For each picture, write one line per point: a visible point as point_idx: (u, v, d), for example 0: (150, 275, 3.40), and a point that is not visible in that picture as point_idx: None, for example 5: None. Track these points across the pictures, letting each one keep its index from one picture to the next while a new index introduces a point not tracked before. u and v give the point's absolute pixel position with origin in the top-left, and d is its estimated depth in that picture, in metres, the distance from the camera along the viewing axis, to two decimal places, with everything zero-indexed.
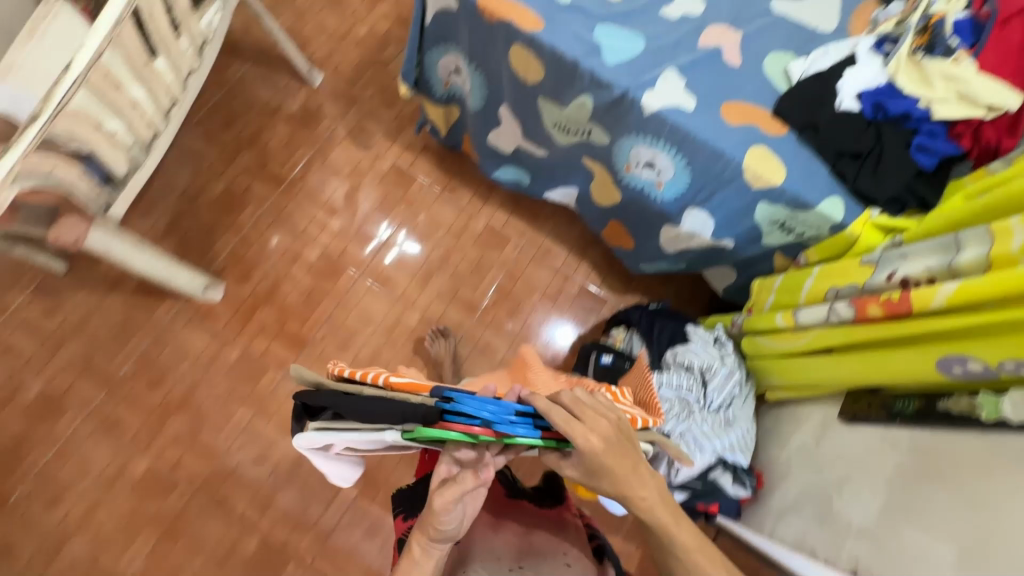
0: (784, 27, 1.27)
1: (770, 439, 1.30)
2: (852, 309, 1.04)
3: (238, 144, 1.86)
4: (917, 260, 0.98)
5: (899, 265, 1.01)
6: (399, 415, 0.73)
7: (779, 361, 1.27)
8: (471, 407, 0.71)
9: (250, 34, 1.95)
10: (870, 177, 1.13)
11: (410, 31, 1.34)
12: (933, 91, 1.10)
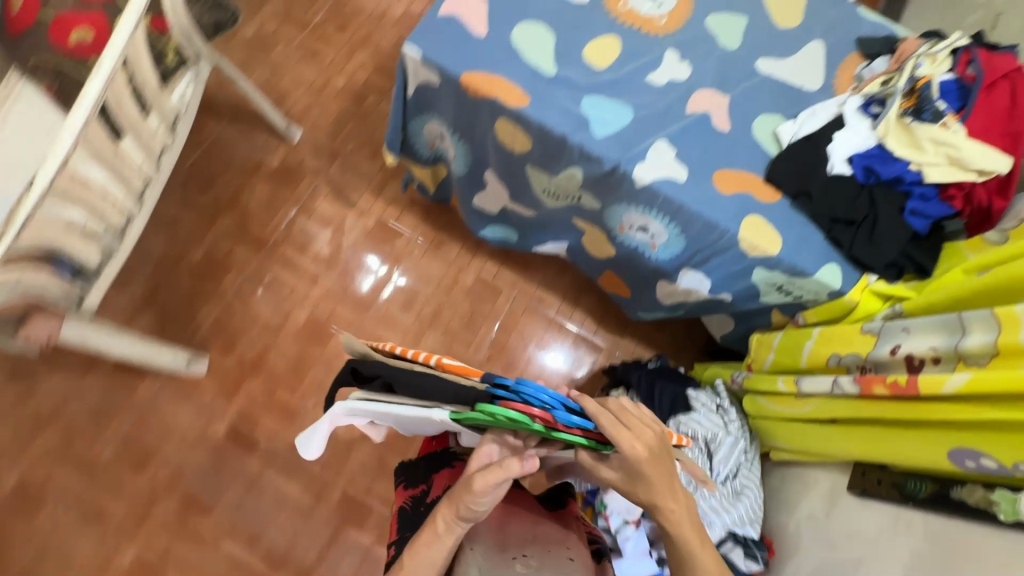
0: (770, 87, 1.26)
1: (777, 503, 1.27)
2: (856, 385, 1.03)
3: (218, 207, 1.81)
4: (919, 337, 0.96)
5: (902, 340, 1.00)
6: (452, 393, 0.80)
7: (780, 425, 1.25)
8: (530, 392, 0.72)
9: (225, 92, 1.91)
10: (866, 243, 1.12)
11: (392, 103, 1.30)
12: (924, 155, 1.10)
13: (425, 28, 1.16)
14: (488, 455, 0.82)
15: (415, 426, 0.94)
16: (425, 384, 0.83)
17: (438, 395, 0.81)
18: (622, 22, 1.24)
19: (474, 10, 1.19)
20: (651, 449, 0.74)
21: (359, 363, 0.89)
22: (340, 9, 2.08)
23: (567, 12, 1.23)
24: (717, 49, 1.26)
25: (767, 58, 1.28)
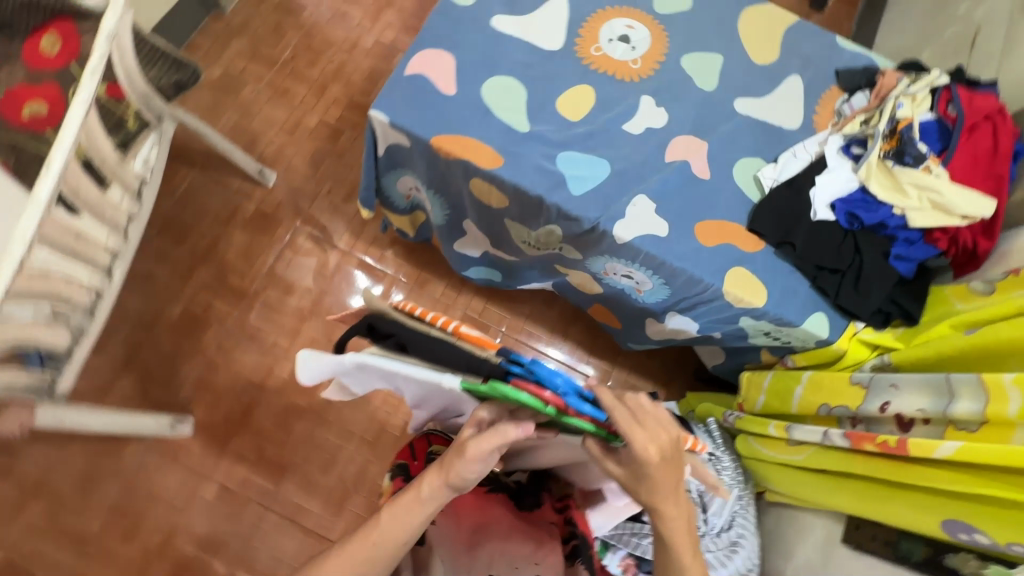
0: (750, 128, 1.23)
1: (775, 548, 1.25)
2: (846, 440, 1.00)
3: (194, 258, 1.77)
4: (909, 394, 0.95)
5: (891, 396, 0.98)
6: (466, 363, 0.76)
7: (771, 468, 1.23)
8: (544, 373, 0.68)
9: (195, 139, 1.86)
10: (852, 292, 1.10)
11: (362, 164, 1.26)
12: (908, 200, 1.07)
13: (391, 90, 1.12)
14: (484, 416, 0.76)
15: (421, 398, 0.88)
16: (438, 350, 0.77)
17: (451, 362, 0.77)
18: (595, 69, 1.21)
19: (441, 67, 1.15)
20: (664, 452, 0.68)
21: (374, 318, 0.80)
22: (309, 43, 2.03)
23: (537, 62, 1.19)
24: (693, 91, 1.23)
25: (745, 97, 1.25)
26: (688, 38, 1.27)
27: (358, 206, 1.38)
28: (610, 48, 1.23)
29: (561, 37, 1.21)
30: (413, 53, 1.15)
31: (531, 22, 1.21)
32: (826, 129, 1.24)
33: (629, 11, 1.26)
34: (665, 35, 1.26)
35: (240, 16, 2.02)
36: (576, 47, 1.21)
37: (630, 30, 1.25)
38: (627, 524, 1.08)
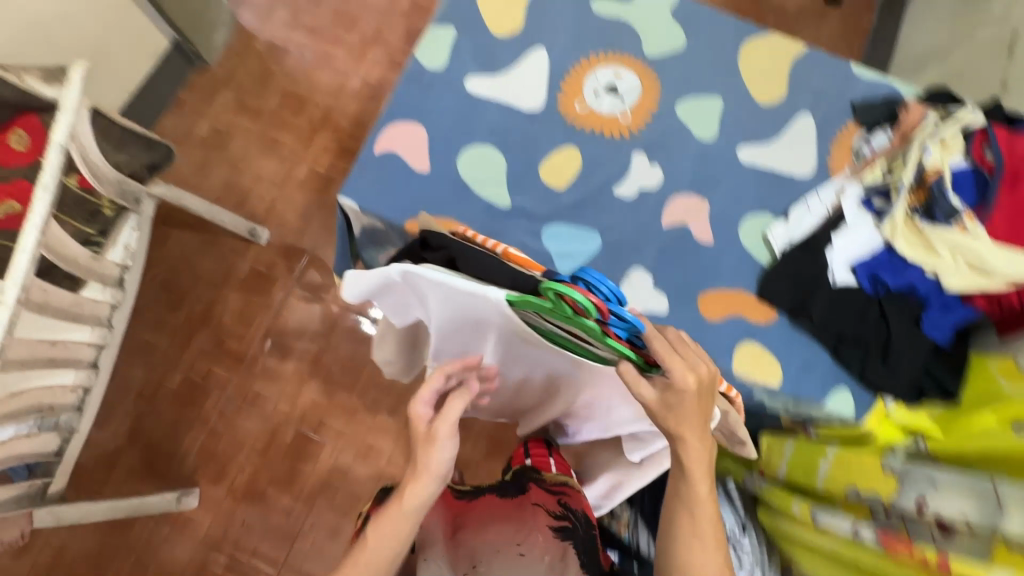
0: (756, 180, 1.11)
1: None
2: (881, 541, 0.89)
3: (192, 322, 1.75)
4: (955, 495, 0.84)
5: (928, 493, 0.87)
6: (510, 279, 0.80)
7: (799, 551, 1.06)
8: (591, 280, 0.69)
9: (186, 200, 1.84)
10: (881, 366, 0.98)
11: (338, 247, 1.16)
12: (940, 261, 0.95)
13: (360, 171, 1.05)
14: (433, 388, 0.85)
15: (455, 323, 0.92)
16: (485, 266, 0.82)
17: (494, 279, 0.81)
18: (579, 128, 1.11)
19: (412, 141, 1.07)
20: (699, 388, 0.69)
21: (430, 234, 0.89)
22: (295, 90, 1.98)
23: (516, 125, 1.10)
24: (690, 142, 1.12)
25: (750, 144, 1.13)
26: (682, 82, 1.16)
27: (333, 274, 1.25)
28: (596, 102, 1.13)
29: (541, 95, 1.12)
30: (382, 128, 1.07)
31: (508, 81, 1.12)
32: (843, 173, 1.11)
33: (615, 57, 1.16)
34: (655, 81, 1.15)
35: (226, 68, 1.98)
36: (558, 104, 1.12)
37: (616, 79, 1.14)
38: None
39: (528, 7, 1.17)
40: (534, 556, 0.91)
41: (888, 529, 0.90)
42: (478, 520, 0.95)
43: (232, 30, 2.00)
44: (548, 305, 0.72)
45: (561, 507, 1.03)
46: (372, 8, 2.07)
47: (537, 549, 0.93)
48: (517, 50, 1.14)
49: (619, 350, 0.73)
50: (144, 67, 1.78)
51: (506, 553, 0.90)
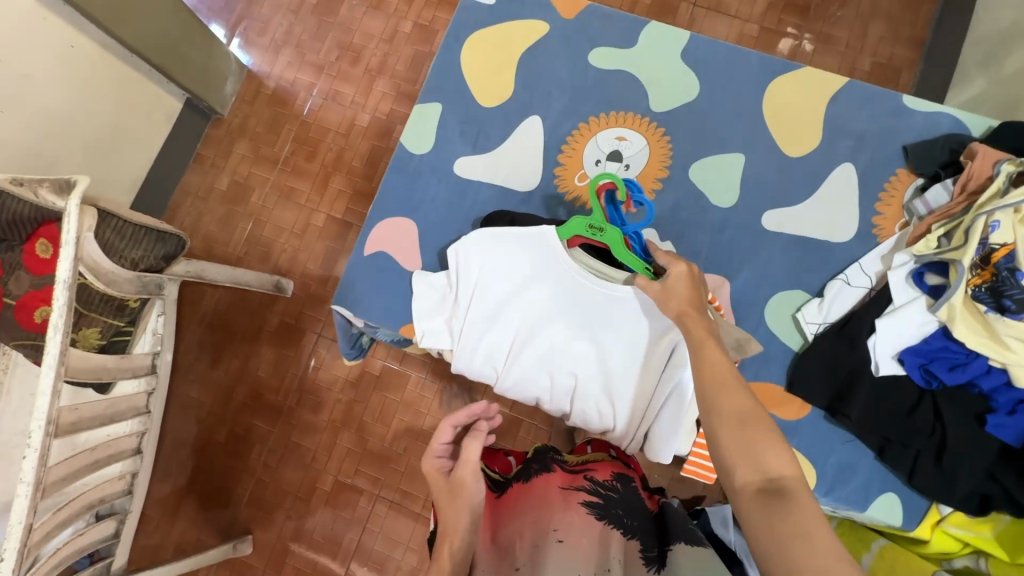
0: (783, 249, 0.99)
1: None
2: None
3: (231, 379, 1.83)
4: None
5: None
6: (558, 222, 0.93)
7: None
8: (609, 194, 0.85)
9: (215, 255, 1.90)
10: (934, 471, 0.86)
11: (339, 329, 1.11)
12: (1012, 355, 0.80)
13: (352, 277, 1.02)
14: (444, 440, 0.90)
15: (490, 297, 0.92)
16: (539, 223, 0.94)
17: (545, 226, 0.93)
18: (581, 206, 1.02)
19: (406, 238, 1.03)
20: (692, 277, 0.76)
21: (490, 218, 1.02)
22: (307, 134, 1.96)
23: (512, 208, 1.03)
24: (707, 212, 1.01)
25: (778, 208, 1.00)
26: (697, 138, 1.03)
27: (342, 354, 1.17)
28: (599, 173, 1.03)
29: (538, 170, 1.04)
30: (373, 226, 1.03)
31: (502, 159, 1.04)
32: (892, 237, 0.96)
33: (618, 117, 1.05)
34: (666, 140, 1.03)
35: (239, 117, 1.98)
36: (556, 179, 1.03)
37: (621, 142, 1.04)
38: None
39: (519, 69, 1.07)
40: (578, 539, 0.75)
41: None
42: (511, 515, 0.81)
43: (241, 77, 1.99)
44: (580, 224, 0.85)
45: (588, 484, 0.85)
46: (375, 36, 1.98)
47: (579, 532, 0.76)
48: (510, 121, 1.06)
49: (634, 263, 0.83)
50: (161, 131, 1.81)
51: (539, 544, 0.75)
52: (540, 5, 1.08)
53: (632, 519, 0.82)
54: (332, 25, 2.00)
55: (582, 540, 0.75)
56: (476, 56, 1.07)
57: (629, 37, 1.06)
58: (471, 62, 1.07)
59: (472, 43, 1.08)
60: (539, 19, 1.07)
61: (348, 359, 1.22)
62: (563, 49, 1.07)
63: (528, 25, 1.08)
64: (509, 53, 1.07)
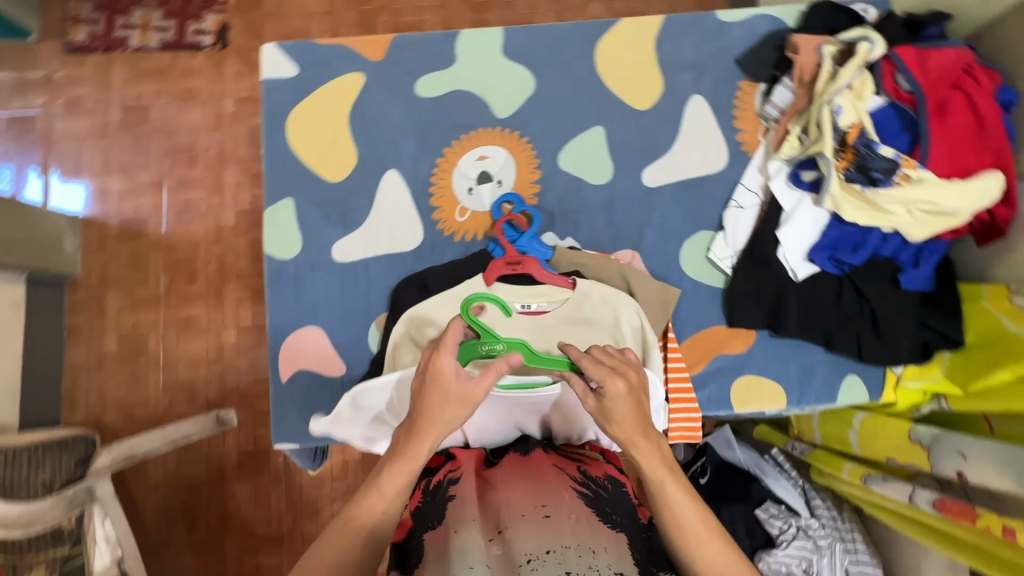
0: (671, 199, 1.01)
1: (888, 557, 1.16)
2: (937, 509, 0.83)
3: (216, 532, 1.64)
4: (988, 467, 0.76)
5: (962, 463, 0.80)
6: (467, 269, 0.94)
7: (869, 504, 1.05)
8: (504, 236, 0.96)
9: (137, 420, 1.64)
10: (877, 342, 0.92)
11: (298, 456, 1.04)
12: (896, 217, 0.85)
13: (281, 410, 0.96)
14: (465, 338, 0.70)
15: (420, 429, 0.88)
16: (456, 273, 0.94)
17: (461, 275, 0.94)
18: (472, 240, 0.99)
19: (318, 349, 0.97)
20: (634, 396, 0.67)
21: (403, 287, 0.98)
22: (176, 256, 1.69)
23: (407, 271, 0.99)
24: (591, 194, 1.01)
25: (652, 163, 1.01)
26: (553, 129, 1.01)
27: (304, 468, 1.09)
28: (475, 201, 1.00)
29: (417, 223, 1.00)
30: (280, 347, 0.97)
31: (377, 228, 0.99)
32: (759, 147, 1.00)
33: (470, 138, 1.01)
34: (526, 143, 1.01)
35: (96, 270, 1.69)
36: (438, 224, 1.00)
37: (484, 161, 1.01)
38: None
39: (354, 129, 1.01)
40: (569, 518, 0.67)
41: (944, 495, 0.84)
42: (501, 486, 0.74)
43: (77, 228, 1.68)
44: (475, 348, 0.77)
45: (578, 473, 0.76)
46: (201, 129, 1.71)
47: (571, 511, 0.68)
48: (366, 187, 1.00)
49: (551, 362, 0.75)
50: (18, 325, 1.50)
51: (525, 517, 0.67)
52: (347, 59, 1.02)
53: (624, 516, 0.71)
54: (149, 134, 1.71)
55: (572, 517, 0.67)
56: (303, 132, 1.00)
57: (444, 57, 1.02)
58: (302, 142, 1.00)
59: (295, 121, 1.01)
60: (350, 73, 1.01)
61: (311, 470, 1.15)
62: (389, 93, 1.01)
63: (342, 84, 1.01)
64: (335, 120, 1.01)
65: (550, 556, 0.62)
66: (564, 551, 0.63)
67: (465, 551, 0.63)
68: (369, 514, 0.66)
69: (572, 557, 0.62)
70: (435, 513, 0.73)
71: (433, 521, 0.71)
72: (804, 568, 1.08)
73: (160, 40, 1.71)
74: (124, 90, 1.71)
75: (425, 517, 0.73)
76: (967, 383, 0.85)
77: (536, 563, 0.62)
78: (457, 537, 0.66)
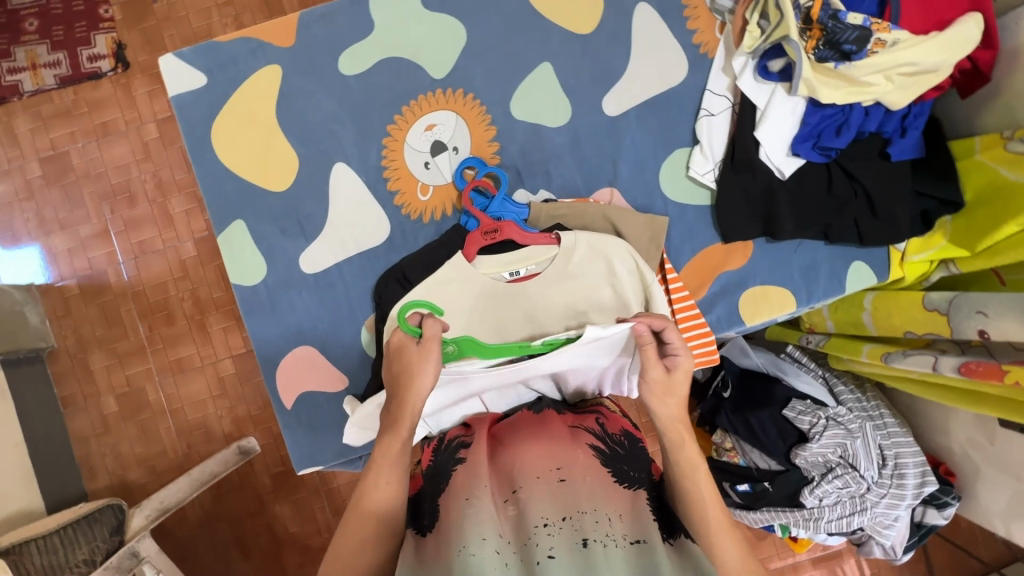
0: (637, 122, 0.94)
1: (921, 423, 1.18)
2: (962, 374, 0.83)
3: (271, 554, 1.57)
4: (1013, 318, 0.75)
5: (982, 323, 0.78)
6: (446, 249, 0.89)
7: (891, 376, 1.04)
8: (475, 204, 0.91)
9: (160, 471, 1.57)
10: (876, 222, 0.88)
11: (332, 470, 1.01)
12: (876, 88, 0.79)
13: (297, 437, 0.93)
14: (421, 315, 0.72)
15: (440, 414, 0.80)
16: (432, 256, 0.89)
17: (443, 256, 0.88)
18: (442, 216, 0.94)
19: (314, 367, 0.93)
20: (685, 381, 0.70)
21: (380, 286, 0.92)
22: (147, 302, 1.58)
23: (384, 265, 0.93)
24: (553, 137, 0.94)
25: (610, 89, 0.94)
26: (497, 76, 0.93)
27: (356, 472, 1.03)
28: (434, 174, 0.93)
29: (380, 214, 0.93)
30: (275, 375, 0.93)
31: (340, 228, 0.93)
32: (718, 47, 0.93)
33: (412, 109, 0.93)
34: (473, 100, 0.93)
35: (71, 334, 1.58)
36: (402, 209, 0.93)
37: (434, 130, 0.93)
38: (795, 513, 1.14)
39: (286, 129, 0.92)
40: (585, 481, 0.61)
41: (967, 359, 0.83)
42: (512, 446, 0.68)
43: (36, 298, 1.56)
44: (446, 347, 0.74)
45: (597, 427, 0.72)
46: (130, 162, 1.57)
47: (587, 473, 0.62)
48: (316, 187, 0.93)
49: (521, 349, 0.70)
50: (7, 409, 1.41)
51: (539, 480, 0.61)
52: (256, 53, 0.91)
53: (640, 471, 0.67)
54: (78, 181, 1.57)
55: (589, 480, 0.61)
56: (233, 146, 0.92)
57: (359, 26, 0.92)
58: (235, 156, 0.92)
59: (220, 136, 0.92)
60: (265, 67, 0.91)
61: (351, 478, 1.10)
62: (311, 80, 0.92)
63: (257, 82, 0.91)
64: (263, 124, 0.92)
65: (566, 523, 0.57)
66: (582, 517, 0.57)
67: (478, 522, 0.57)
68: (375, 493, 0.63)
69: (588, 522, 0.57)
70: (448, 467, 0.69)
71: (445, 484, 0.66)
72: (840, 454, 1.10)
73: (55, 76, 1.54)
74: (35, 141, 1.56)
75: (438, 477, 0.68)
76: (974, 242, 0.82)
77: (554, 529, 0.57)
78: (469, 506, 0.59)
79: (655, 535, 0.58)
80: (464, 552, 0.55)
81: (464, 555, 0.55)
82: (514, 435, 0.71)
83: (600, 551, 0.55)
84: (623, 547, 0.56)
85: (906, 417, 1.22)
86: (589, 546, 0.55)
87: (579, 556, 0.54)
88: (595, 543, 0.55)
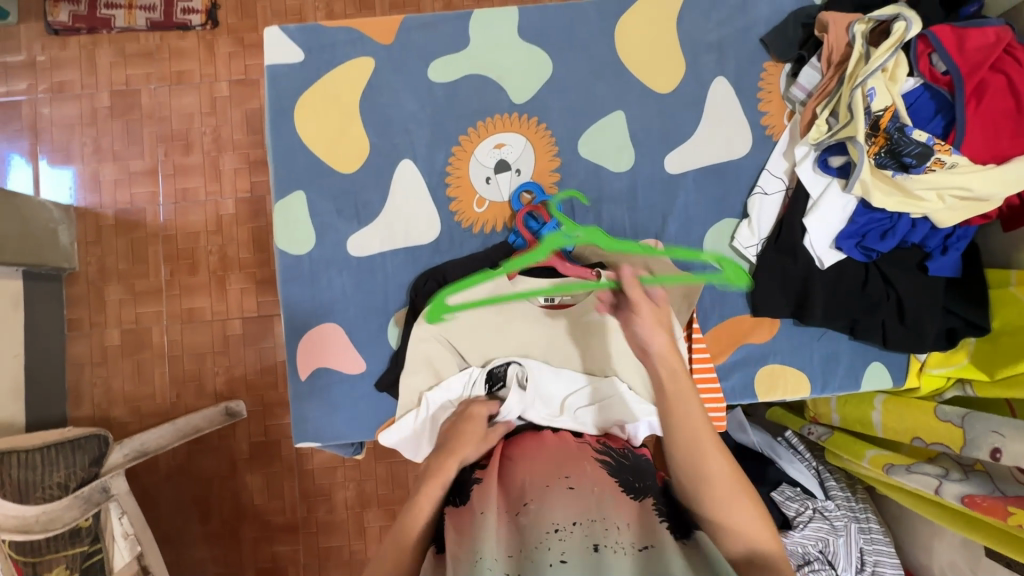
0: (693, 185, 0.99)
1: (905, 536, 1.17)
2: (964, 503, 0.84)
3: (230, 524, 1.55)
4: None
5: (999, 442, 0.79)
6: (489, 262, 0.92)
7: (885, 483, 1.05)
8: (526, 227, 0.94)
9: (145, 414, 1.57)
10: (902, 329, 0.91)
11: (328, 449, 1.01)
12: (926, 204, 0.83)
13: (303, 409, 0.95)
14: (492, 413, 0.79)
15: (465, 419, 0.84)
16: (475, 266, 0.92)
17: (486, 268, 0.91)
18: (490, 231, 0.97)
19: (338, 345, 0.95)
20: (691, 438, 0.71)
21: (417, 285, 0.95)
22: (176, 248, 1.60)
23: (426, 265, 0.97)
24: (612, 181, 0.98)
25: (675, 149, 0.99)
26: (572, 113, 0.98)
27: (348, 455, 1.04)
28: (493, 190, 0.97)
29: (433, 217, 0.97)
30: (298, 346, 0.95)
31: (393, 220, 0.96)
32: (784, 131, 0.97)
33: (486, 125, 0.97)
34: (544, 130, 0.98)
35: (94, 262, 1.60)
36: (455, 216, 0.97)
37: (502, 149, 0.97)
38: None
39: (365, 117, 0.97)
40: (592, 489, 0.63)
41: (970, 488, 0.85)
42: (519, 462, 0.69)
43: (71, 219, 1.59)
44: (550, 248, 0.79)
45: (600, 443, 0.73)
46: (195, 113, 1.62)
47: (594, 483, 0.64)
48: (379, 177, 0.97)
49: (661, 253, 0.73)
50: (15, 319, 1.42)
51: (550, 490, 0.63)
52: (355, 42, 0.97)
53: (646, 481, 0.67)
54: (141, 120, 1.62)
55: (596, 487, 0.63)
56: (312, 123, 0.96)
57: (455, 40, 0.97)
58: (312, 132, 0.96)
59: (303, 109, 0.96)
60: (360, 57, 0.97)
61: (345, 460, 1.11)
62: (399, 79, 0.97)
63: (349, 70, 0.97)
64: (344, 109, 0.96)
65: (577, 528, 0.59)
66: (591, 524, 0.60)
67: (488, 541, 0.59)
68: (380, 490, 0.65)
69: (599, 529, 0.59)
70: (460, 478, 0.70)
71: (458, 498, 0.67)
72: (821, 548, 1.06)
73: (147, 19, 1.60)
74: (111, 74, 1.63)
75: (454, 489, 0.69)
76: (997, 368, 0.84)
77: (564, 533, 0.59)
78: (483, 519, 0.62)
79: (665, 540, 0.59)
80: (479, 564, 0.57)
81: (476, 565, 0.57)
82: (521, 449, 0.72)
83: (609, 560, 0.57)
84: (630, 554, 0.58)
85: (889, 526, 1.22)
86: (599, 552, 0.58)
87: (590, 561, 0.57)
88: (605, 550, 0.58)
